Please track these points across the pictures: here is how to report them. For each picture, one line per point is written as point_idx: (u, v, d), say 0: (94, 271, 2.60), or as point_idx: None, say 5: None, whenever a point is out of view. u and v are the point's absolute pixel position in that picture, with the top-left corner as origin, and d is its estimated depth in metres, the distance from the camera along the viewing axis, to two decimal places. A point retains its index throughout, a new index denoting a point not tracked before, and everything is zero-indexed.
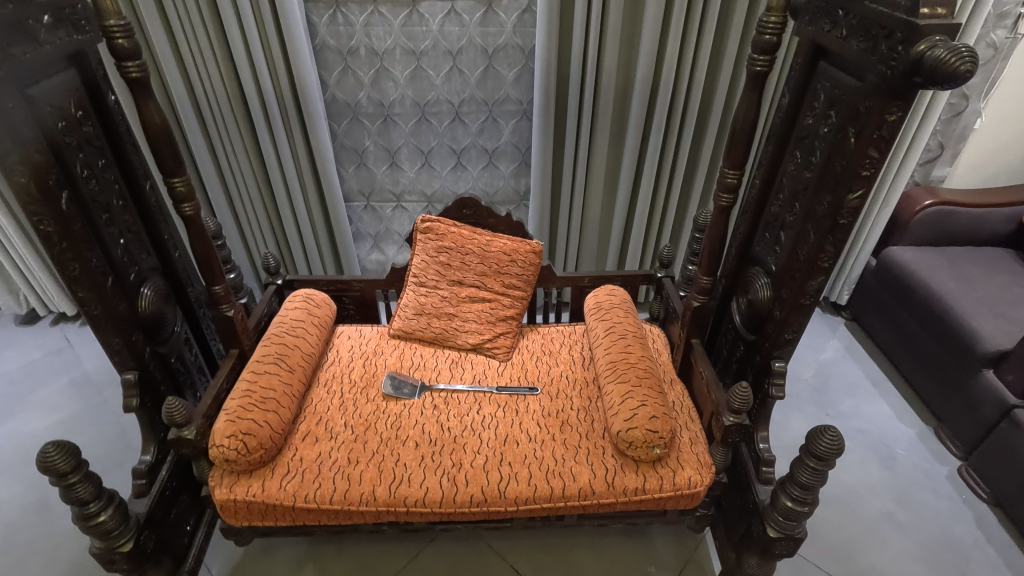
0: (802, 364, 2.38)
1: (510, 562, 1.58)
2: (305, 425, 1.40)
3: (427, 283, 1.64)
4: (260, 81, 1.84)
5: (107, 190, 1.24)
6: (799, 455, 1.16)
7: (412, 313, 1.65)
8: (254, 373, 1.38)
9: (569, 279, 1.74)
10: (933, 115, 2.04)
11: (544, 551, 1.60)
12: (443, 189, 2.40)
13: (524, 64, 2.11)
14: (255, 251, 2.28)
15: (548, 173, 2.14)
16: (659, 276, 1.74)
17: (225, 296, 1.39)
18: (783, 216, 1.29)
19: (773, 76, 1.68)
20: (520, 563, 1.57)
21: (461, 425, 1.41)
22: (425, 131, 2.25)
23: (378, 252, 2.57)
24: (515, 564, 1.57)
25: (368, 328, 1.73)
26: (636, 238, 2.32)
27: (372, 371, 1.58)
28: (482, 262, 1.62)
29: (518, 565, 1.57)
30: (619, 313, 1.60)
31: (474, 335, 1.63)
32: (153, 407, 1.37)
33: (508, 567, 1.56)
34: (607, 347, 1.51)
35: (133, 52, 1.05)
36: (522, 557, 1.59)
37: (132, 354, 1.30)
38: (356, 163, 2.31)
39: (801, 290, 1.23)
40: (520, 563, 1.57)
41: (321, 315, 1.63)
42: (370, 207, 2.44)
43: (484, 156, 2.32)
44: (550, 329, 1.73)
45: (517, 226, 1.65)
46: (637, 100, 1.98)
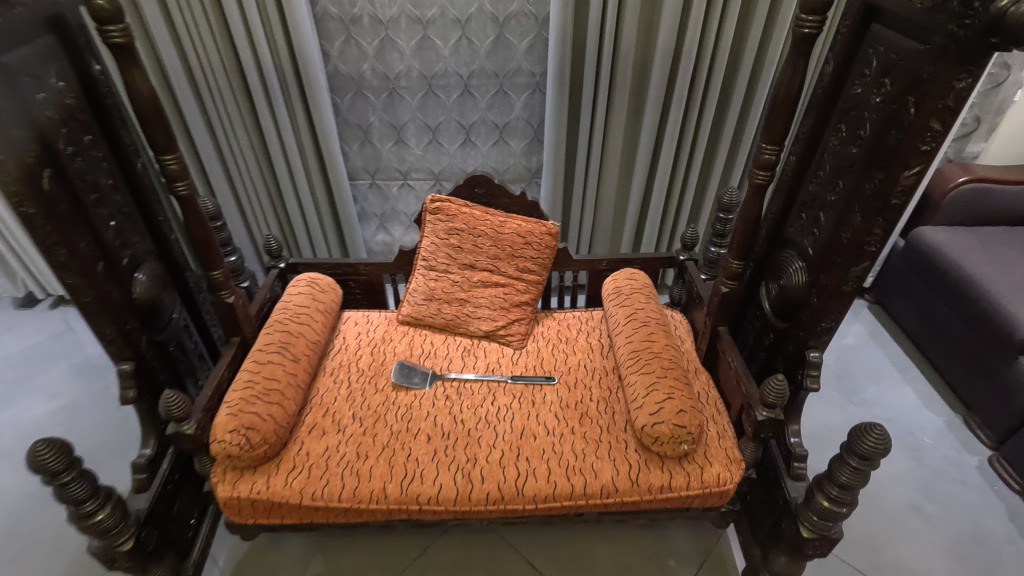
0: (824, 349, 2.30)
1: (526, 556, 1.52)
2: (311, 417, 1.33)
3: (437, 266, 1.55)
4: (258, 51, 1.73)
5: (94, 168, 1.15)
6: (838, 453, 1.09)
7: (422, 298, 1.57)
8: (257, 364, 1.31)
9: (586, 263, 1.66)
10: None
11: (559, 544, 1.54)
12: (451, 167, 2.30)
13: (536, 33, 1.98)
14: (258, 234, 2.20)
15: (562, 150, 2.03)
16: (681, 259, 1.66)
17: (225, 282, 1.30)
18: (823, 195, 1.19)
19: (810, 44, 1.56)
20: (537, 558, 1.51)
21: (475, 417, 1.34)
22: (433, 106, 2.14)
23: (384, 232, 2.48)
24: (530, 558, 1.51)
25: (376, 314, 1.66)
26: (653, 218, 2.22)
27: (381, 359, 1.51)
28: (495, 245, 1.53)
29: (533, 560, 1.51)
30: (640, 299, 1.51)
31: (487, 321, 1.55)
32: (152, 399, 1.31)
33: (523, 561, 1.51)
34: (629, 334, 1.43)
35: (113, 14, 0.95)
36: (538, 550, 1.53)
37: (128, 344, 1.23)
38: (361, 140, 2.21)
39: (842, 277, 1.14)
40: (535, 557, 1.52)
41: (326, 300, 1.55)
42: (375, 185, 2.34)
43: (494, 132, 2.21)
44: (566, 314, 1.65)
45: (533, 206, 1.55)
46: (657, 70, 1.86)
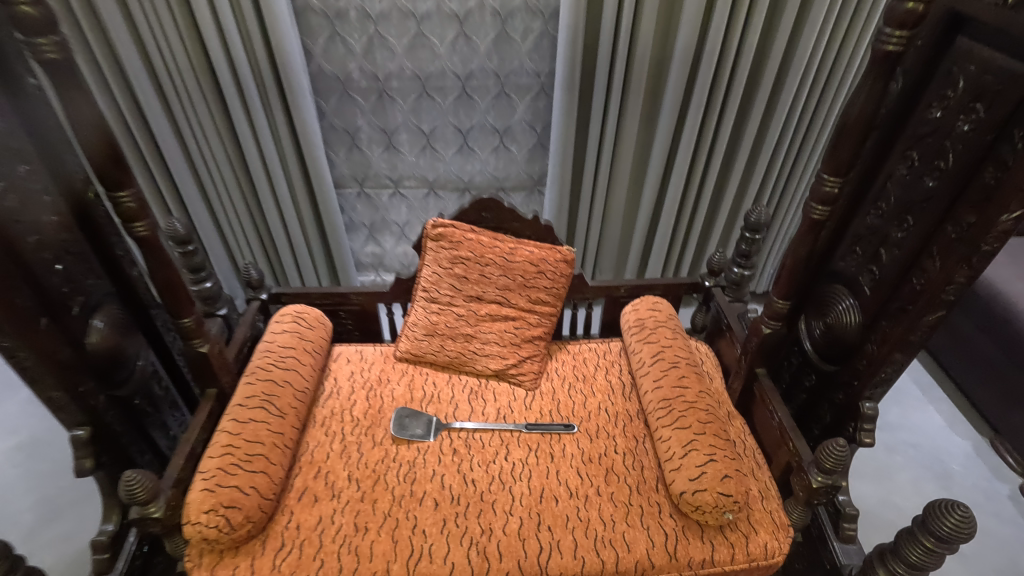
0: None
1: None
2: (300, 480, 1.17)
3: (440, 299, 1.39)
4: (231, 50, 1.54)
5: (33, 204, 0.96)
6: (908, 528, 0.96)
7: (423, 333, 1.41)
8: (236, 423, 1.14)
9: (602, 289, 1.51)
10: None
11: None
12: (447, 174, 2.12)
13: (542, 30, 1.80)
14: (237, 250, 2.01)
15: (569, 159, 1.87)
16: (707, 285, 1.52)
17: (197, 329, 1.12)
18: (885, 231, 1.04)
19: None
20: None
21: (487, 476, 1.19)
22: (427, 109, 1.95)
23: (374, 244, 2.29)
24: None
25: (370, 349, 1.49)
26: (664, 233, 2.06)
27: (378, 405, 1.34)
28: (504, 275, 1.37)
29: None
30: (667, 334, 1.36)
31: (496, 359, 1.39)
32: (113, 465, 1.13)
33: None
34: (657, 377, 1.28)
35: (43, 25, 0.76)
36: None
37: (81, 407, 1.05)
38: (348, 145, 2.02)
39: (911, 327, 1.00)
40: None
41: (314, 338, 1.38)
42: (364, 194, 2.15)
43: (494, 137, 2.03)
44: (582, 346, 1.50)
45: (546, 230, 1.39)
46: (675, 74, 1.69)
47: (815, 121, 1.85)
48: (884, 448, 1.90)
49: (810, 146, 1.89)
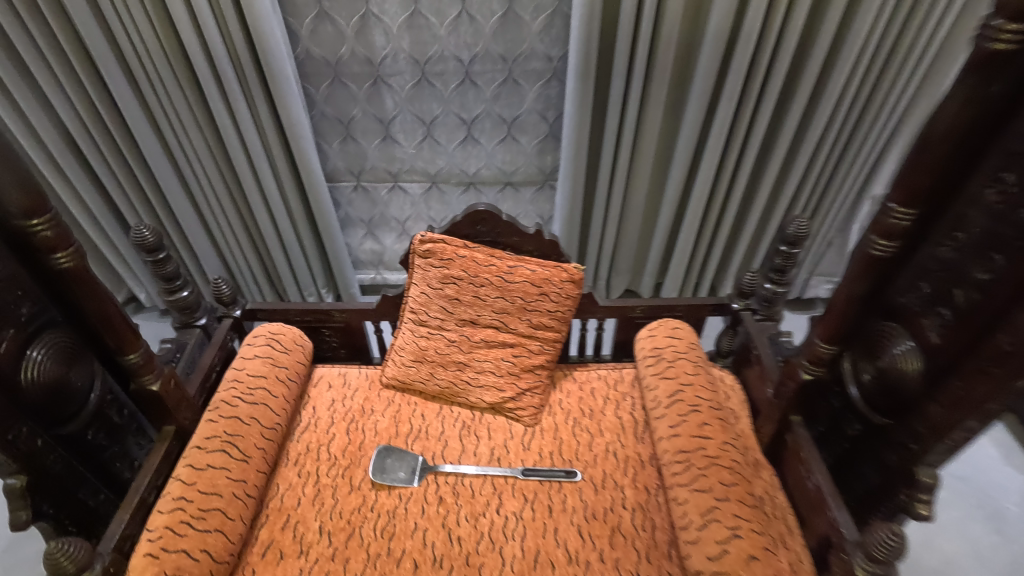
0: None
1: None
2: (266, 532, 1.05)
3: (429, 322, 1.23)
4: (204, 32, 1.40)
5: None
6: None
7: (411, 359, 1.26)
8: (192, 470, 1.01)
9: (615, 310, 1.34)
10: None
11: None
12: (449, 168, 1.94)
13: (555, 8, 1.59)
14: (226, 249, 1.88)
15: (582, 155, 1.68)
16: (736, 307, 1.33)
17: (147, 365, 0.98)
18: (963, 270, 0.84)
19: None
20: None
21: (475, 534, 1.05)
22: (426, 96, 1.76)
23: (373, 241, 2.13)
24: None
25: (355, 372, 1.35)
26: (687, 236, 1.87)
27: (358, 440, 1.21)
28: (502, 297, 1.20)
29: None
30: (687, 368, 1.19)
31: (491, 391, 1.23)
32: (56, 512, 1.01)
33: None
34: (674, 422, 1.11)
35: None
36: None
37: (13, 455, 0.93)
38: (342, 136, 1.85)
39: (991, 390, 0.81)
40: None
41: (289, 364, 1.24)
42: (361, 188, 1.99)
43: (501, 128, 1.84)
44: (591, 374, 1.33)
45: (550, 246, 1.21)
46: (706, 60, 1.47)
47: (863, 114, 1.62)
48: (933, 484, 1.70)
49: (857, 144, 1.66)
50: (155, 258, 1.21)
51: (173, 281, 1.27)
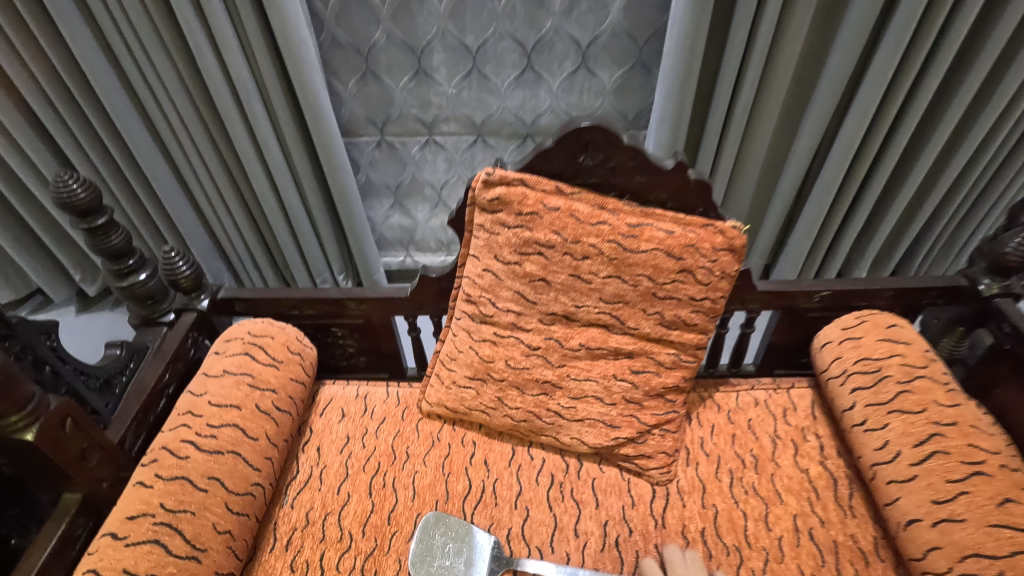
0: None
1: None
2: None
3: (498, 318, 0.77)
4: None
5: None
6: None
7: (467, 376, 0.80)
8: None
9: (780, 298, 0.86)
10: None
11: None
12: (501, 114, 1.47)
13: None
14: (219, 228, 1.35)
15: (694, 50, 0.98)
16: (986, 291, 0.82)
17: (9, 400, 0.55)
18: None
19: None
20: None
21: None
22: (470, 10, 1.30)
23: (402, 215, 1.68)
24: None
25: (380, 394, 0.90)
26: (827, 193, 1.09)
27: (386, 509, 0.75)
28: (617, 276, 0.73)
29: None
30: (935, 393, 0.71)
31: (596, 429, 0.77)
32: None
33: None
34: (939, 494, 0.62)
35: None
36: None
37: None
38: (361, 72, 1.40)
39: None
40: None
41: (279, 386, 0.79)
42: (386, 144, 1.53)
43: (572, 56, 1.36)
44: (742, 398, 0.86)
45: (695, 191, 0.74)
46: None
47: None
48: None
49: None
50: (91, 227, 0.77)
51: (125, 260, 0.83)
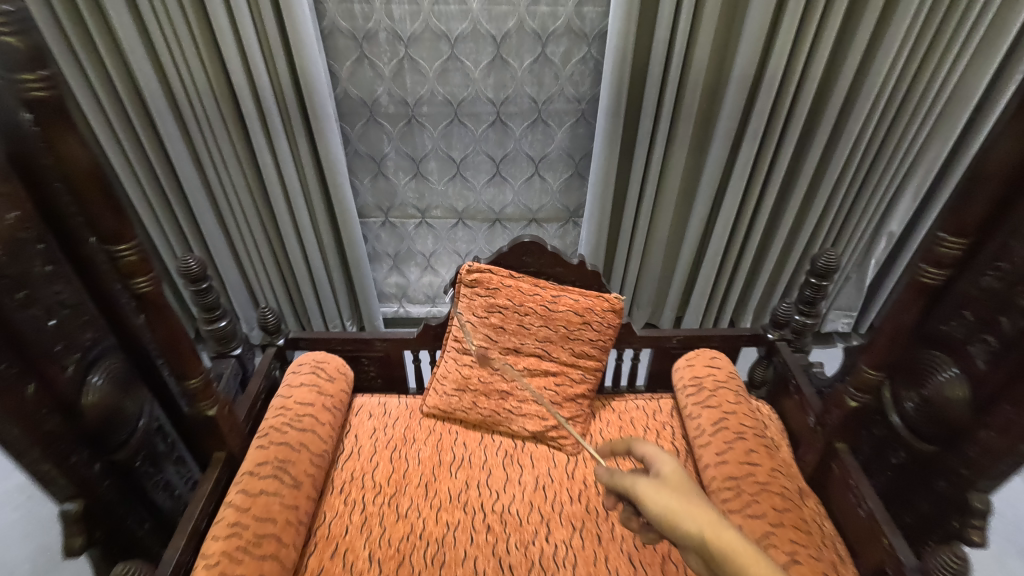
0: None
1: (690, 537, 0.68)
2: (315, 558, 1.04)
3: (473, 350, 1.26)
4: (254, 74, 1.44)
5: (23, 258, 0.82)
6: None
7: (453, 387, 1.27)
8: (246, 495, 1.01)
9: (652, 340, 1.36)
10: None
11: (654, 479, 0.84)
12: (477, 204, 1.99)
13: (586, 54, 1.65)
14: (256, 281, 1.87)
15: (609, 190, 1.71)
16: (771, 338, 1.36)
17: (205, 390, 1.00)
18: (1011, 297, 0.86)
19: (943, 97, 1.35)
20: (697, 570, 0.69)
21: (526, 562, 1.05)
22: (456, 135, 1.82)
23: (399, 275, 2.16)
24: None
25: (394, 402, 1.35)
26: (708, 273, 1.85)
27: (402, 470, 1.20)
28: (546, 325, 1.23)
29: (708, 557, 0.66)
30: (728, 396, 1.21)
31: (533, 420, 1.25)
32: (107, 540, 1.00)
33: (724, 541, 0.65)
34: (721, 452, 1.11)
35: (32, 59, 0.64)
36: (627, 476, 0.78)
37: (72, 479, 0.92)
38: (374, 173, 1.90)
39: None
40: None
41: (334, 392, 1.24)
42: (390, 223, 2.03)
43: (528, 167, 1.89)
44: (628, 404, 1.35)
45: (592, 276, 1.25)
46: (730, 103, 1.52)
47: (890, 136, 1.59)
48: None
49: (884, 169, 1.63)
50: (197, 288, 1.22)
51: (213, 311, 1.27)
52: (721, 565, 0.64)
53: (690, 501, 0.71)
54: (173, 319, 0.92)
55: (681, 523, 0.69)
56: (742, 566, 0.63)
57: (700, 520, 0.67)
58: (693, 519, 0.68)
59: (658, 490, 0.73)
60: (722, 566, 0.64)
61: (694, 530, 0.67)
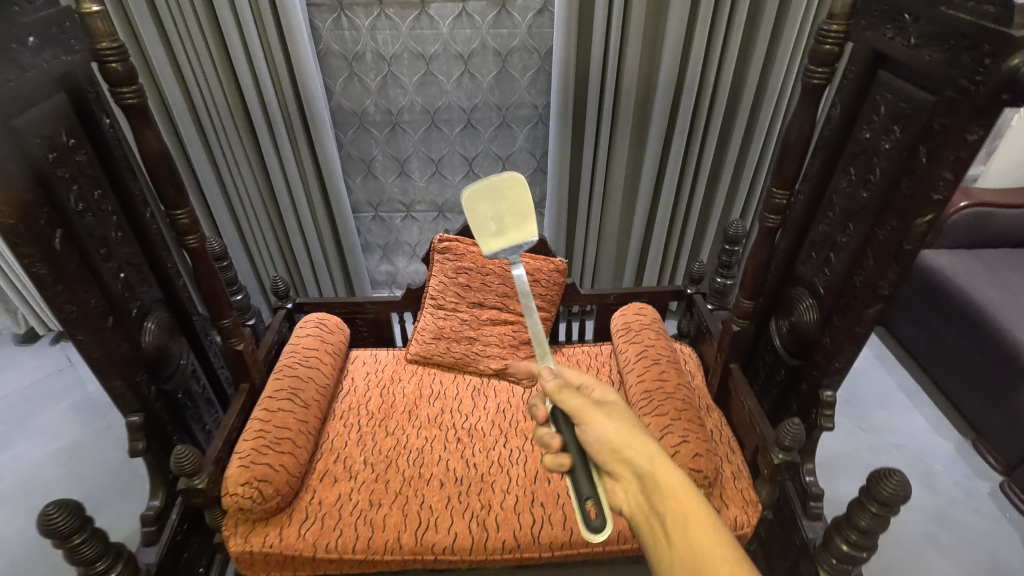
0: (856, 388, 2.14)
1: (638, 472, 0.70)
2: (322, 463, 1.33)
3: (446, 305, 1.56)
4: (262, 90, 1.73)
5: (104, 222, 1.11)
6: (857, 497, 1.09)
7: (431, 336, 1.56)
8: (267, 411, 1.30)
9: (594, 297, 1.67)
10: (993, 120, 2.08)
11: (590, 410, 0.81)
12: (454, 199, 2.30)
13: (539, 66, 1.97)
14: (262, 267, 2.17)
15: (565, 183, 1.98)
16: (690, 293, 1.67)
17: (235, 329, 1.30)
18: (833, 236, 1.17)
19: (826, 91, 1.68)
20: (629, 495, 0.71)
21: (488, 461, 1.34)
22: (434, 139, 2.13)
23: (388, 263, 2.47)
24: (677, 526, 0.65)
25: (383, 353, 1.65)
26: (654, 252, 2.14)
27: (390, 401, 1.49)
28: (504, 282, 1.55)
29: (650, 492, 0.68)
30: (650, 335, 1.51)
31: (496, 360, 1.55)
32: (160, 450, 1.28)
33: (676, 488, 0.67)
34: (640, 373, 1.42)
35: (126, 77, 0.94)
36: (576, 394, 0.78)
37: (136, 397, 1.19)
38: (364, 173, 2.21)
39: (857, 319, 1.11)
40: (651, 522, 0.68)
41: (334, 341, 1.54)
42: (379, 218, 2.34)
43: (497, 164, 2.20)
44: (575, 350, 1.65)
45: (540, 244, 1.58)
46: (659, 105, 1.80)
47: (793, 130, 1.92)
48: (869, 447, 1.92)
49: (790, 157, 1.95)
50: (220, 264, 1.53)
51: (232, 285, 1.58)
52: (663, 500, 0.67)
53: (653, 454, 0.71)
54: (212, 270, 1.21)
55: (632, 453, 0.72)
56: (684, 508, 0.66)
57: (653, 460, 0.70)
58: (645, 457, 0.71)
59: (612, 420, 0.75)
60: (664, 502, 0.67)
61: (645, 466, 0.70)
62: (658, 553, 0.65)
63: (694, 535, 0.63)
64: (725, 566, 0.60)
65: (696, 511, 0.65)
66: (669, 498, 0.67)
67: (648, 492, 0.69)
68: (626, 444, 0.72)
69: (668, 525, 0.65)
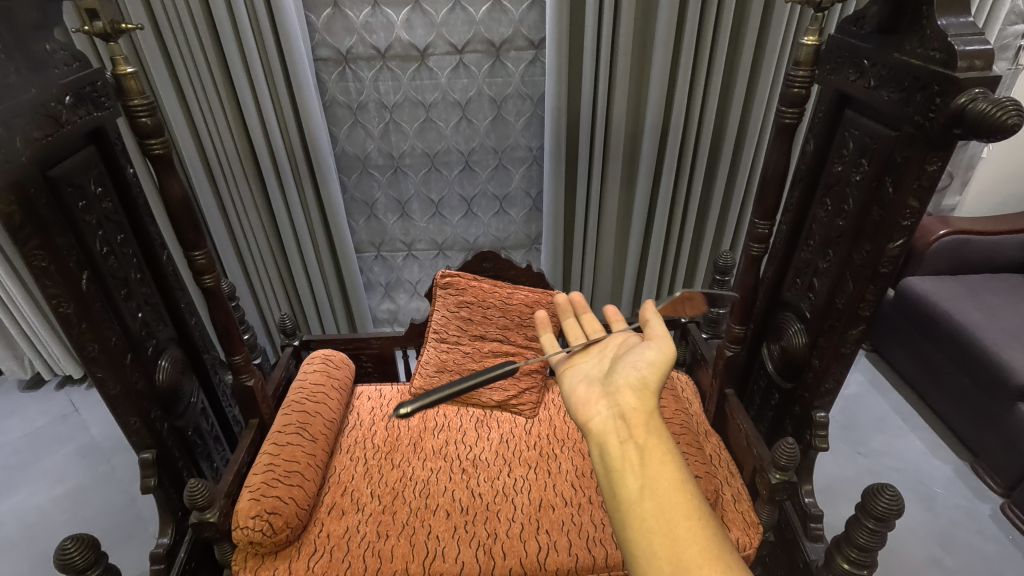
0: (851, 414, 2.17)
1: (633, 409, 0.77)
2: (329, 496, 1.35)
3: (448, 339, 1.61)
4: (271, 139, 1.83)
5: (126, 265, 1.18)
6: (854, 515, 1.12)
7: (434, 369, 1.60)
8: (276, 445, 1.33)
9: None
10: (962, 152, 2.19)
11: (608, 344, 0.97)
12: (454, 237, 2.38)
13: (532, 111, 2.08)
14: (267, 306, 2.23)
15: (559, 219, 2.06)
16: (684, 322, 1.72)
17: (245, 365, 1.35)
18: (815, 262, 1.24)
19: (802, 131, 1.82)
20: (608, 423, 0.76)
21: (493, 490, 1.37)
22: (434, 180, 2.23)
23: (389, 301, 2.53)
24: (652, 462, 0.69)
25: (388, 388, 1.69)
26: (649, 285, 2.22)
27: (395, 433, 1.53)
28: (503, 315, 1.61)
29: (635, 426, 0.74)
30: None
31: (498, 392, 1.59)
32: (171, 486, 1.30)
33: (660, 431, 0.73)
34: None
35: (154, 131, 1.02)
36: (652, 333, 0.89)
37: (150, 433, 1.23)
38: (366, 215, 2.29)
39: (841, 339, 1.16)
40: (624, 448, 0.71)
41: (340, 376, 1.59)
42: (381, 257, 2.41)
43: (494, 204, 2.29)
44: None
45: (538, 277, 1.65)
46: (647, 146, 1.90)
47: None
48: (868, 472, 1.94)
49: None
50: None
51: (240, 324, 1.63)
52: (649, 436, 0.72)
53: (655, 405, 0.77)
54: (225, 308, 1.26)
55: (645, 394, 0.79)
56: (662, 448, 0.71)
57: (650, 407, 0.77)
58: (643, 401, 0.78)
59: (650, 362, 0.84)
60: (648, 437, 0.72)
61: (644, 407, 0.77)
62: (623, 478, 0.68)
63: (665, 470, 0.68)
64: (691, 516, 0.65)
65: (672, 454, 0.70)
66: (654, 435, 0.72)
67: (631, 424, 0.74)
68: (647, 388, 0.80)
69: (645, 453, 0.70)
